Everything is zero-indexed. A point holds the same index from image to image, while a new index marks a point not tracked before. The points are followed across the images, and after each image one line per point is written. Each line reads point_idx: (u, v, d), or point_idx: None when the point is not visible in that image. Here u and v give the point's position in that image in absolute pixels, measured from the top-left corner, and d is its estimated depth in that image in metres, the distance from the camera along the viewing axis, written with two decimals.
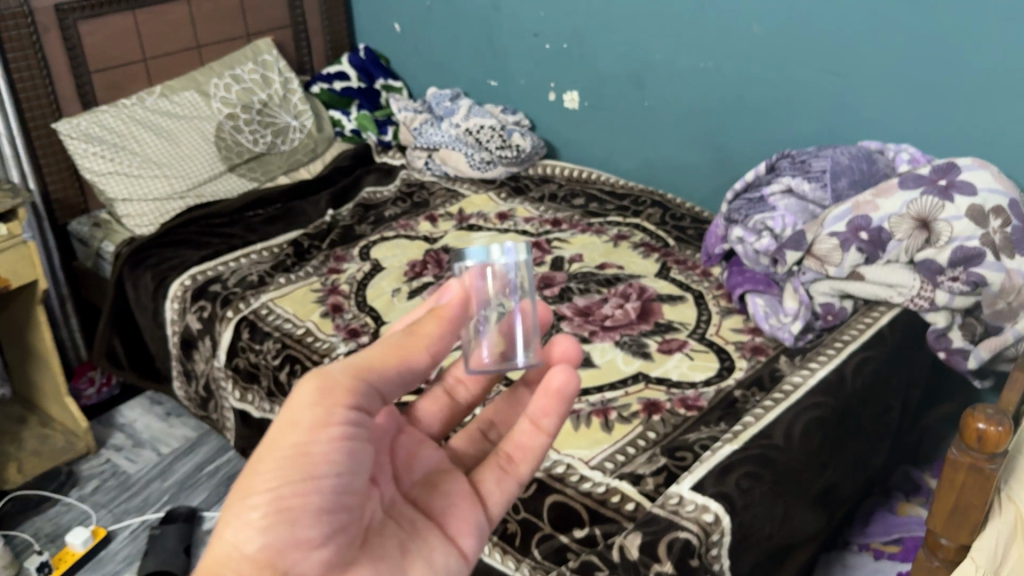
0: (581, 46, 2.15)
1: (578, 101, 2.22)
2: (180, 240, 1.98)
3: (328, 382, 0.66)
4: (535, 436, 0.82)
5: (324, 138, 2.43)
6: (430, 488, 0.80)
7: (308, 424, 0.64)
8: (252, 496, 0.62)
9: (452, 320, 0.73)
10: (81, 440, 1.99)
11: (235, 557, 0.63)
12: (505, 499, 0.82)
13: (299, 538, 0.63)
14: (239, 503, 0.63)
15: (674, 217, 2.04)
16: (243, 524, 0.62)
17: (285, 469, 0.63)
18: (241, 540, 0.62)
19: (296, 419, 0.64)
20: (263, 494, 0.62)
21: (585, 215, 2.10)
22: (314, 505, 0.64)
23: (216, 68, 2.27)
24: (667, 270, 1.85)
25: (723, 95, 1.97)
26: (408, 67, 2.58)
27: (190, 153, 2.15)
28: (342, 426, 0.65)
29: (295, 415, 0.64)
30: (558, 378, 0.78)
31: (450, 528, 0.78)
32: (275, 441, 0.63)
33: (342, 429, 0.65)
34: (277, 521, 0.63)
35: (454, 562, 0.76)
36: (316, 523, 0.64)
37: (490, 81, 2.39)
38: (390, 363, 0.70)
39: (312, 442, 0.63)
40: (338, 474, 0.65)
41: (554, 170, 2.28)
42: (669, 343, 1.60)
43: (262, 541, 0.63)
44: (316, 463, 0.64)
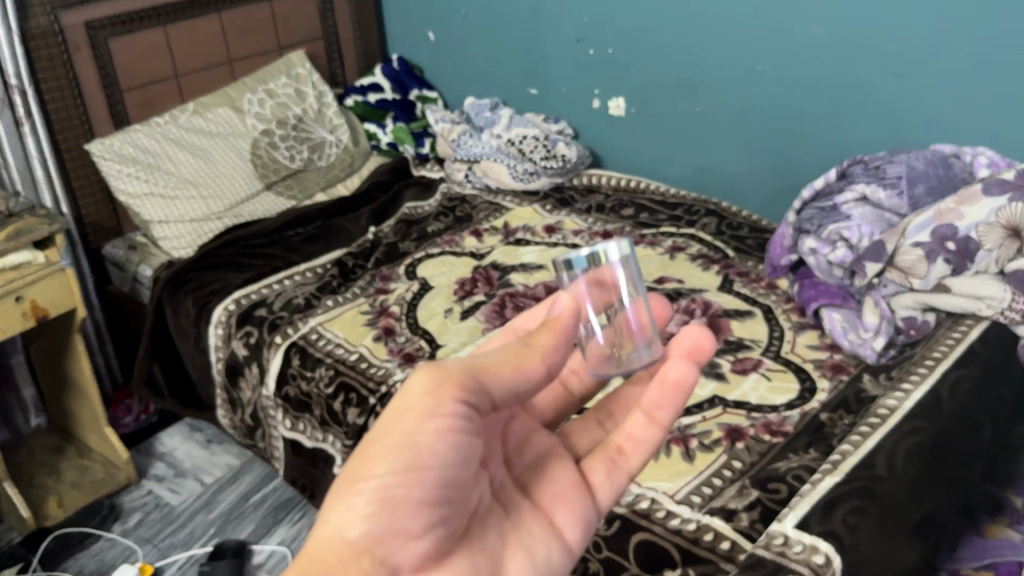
0: (627, 51, 2.07)
1: (624, 108, 2.14)
2: (220, 263, 1.91)
3: (441, 373, 0.65)
4: (648, 428, 0.81)
5: (360, 152, 2.35)
6: (539, 474, 0.79)
7: (417, 414, 0.64)
8: (359, 484, 0.64)
9: (565, 332, 0.71)
10: (122, 472, 1.93)
11: (338, 540, 0.65)
12: (615, 491, 0.80)
13: (399, 527, 0.65)
14: (348, 487, 0.65)
15: (732, 226, 1.96)
16: (348, 508, 0.65)
17: (391, 459, 0.64)
18: (344, 525, 0.64)
19: (405, 409, 0.64)
20: (369, 483, 0.64)
21: (636, 226, 2.01)
22: (417, 498, 0.64)
23: (250, 83, 2.21)
24: (731, 284, 1.76)
25: (781, 98, 1.89)
26: (443, 77, 2.51)
27: (227, 171, 2.09)
28: (447, 419, 0.64)
29: (406, 402, 0.64)
30: (676, 370, 0.79)
31: (557, 517, 0.77)
32: (383, 430, 0.65)
33: (446, 419, 0.65)
34: (379, 510, 0.64)
35: (557, 556, 0.76)
36: (416, 514, 0.65)
37: (530, 90, 2.31)
38: (507, 368, 0.68)
39: (419, 433, 0.64)
40: (441, 469, 0.65)
41: (600, 180, 2.19)
42: (743, 363, 1.52)
43: (365, 527, 0.64)
44: (422, 455, 0.64)
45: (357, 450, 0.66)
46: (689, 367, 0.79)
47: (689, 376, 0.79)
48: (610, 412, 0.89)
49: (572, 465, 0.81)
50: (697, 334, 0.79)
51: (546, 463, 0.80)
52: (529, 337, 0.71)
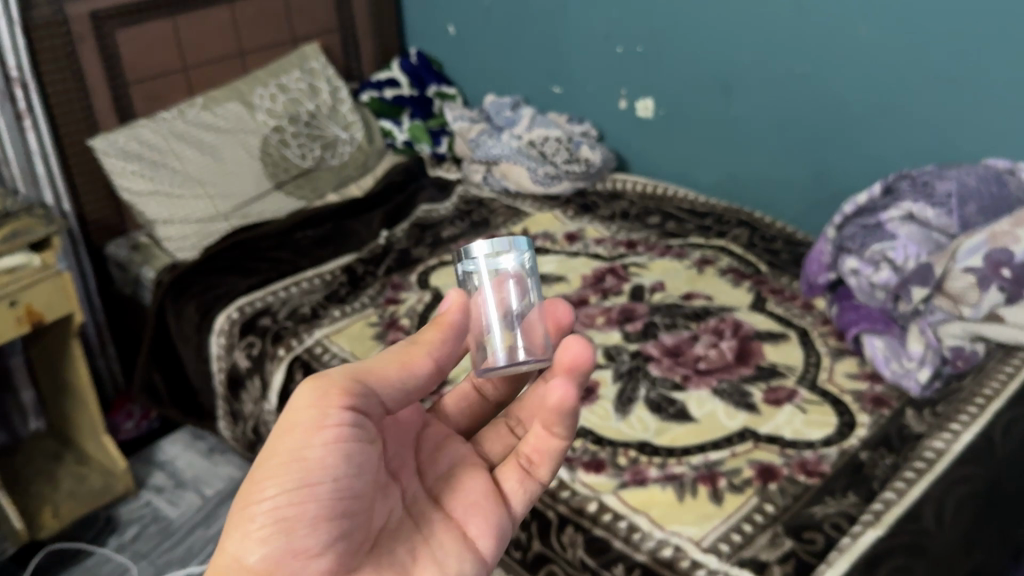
0: (659, 50, 1.96)
1: (652, 110, 2.03)
2: (224, 266, 1.83)
3: (327, 385, 0.72)
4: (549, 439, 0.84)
5: (374, 151, 2.25)
6: (450, 485, 0.84)
7: (304, 428, 0.69)
8: (252, 509, 0.69)
9: (452, 326, 0.79)
10: (120, 482, 1.86)
11: (238, 567, 0.68)
12: (527, 497, 0.85)
13: (296, 548, 0.68)
14: (241, 515, 0.69)
15: (765, 238, 1.85)
16: (244, 534, 0.68)
17: (282, 477, 0.68)
18: (242, 551, 0.68)
19: (294, 425, 0.69)
20: (261, 506, 0.68)
21: (663, 236, 1.90)
22: (310, 514, 0.68)
23: (262, 76, 2.12)
24: (763, 303, 1.66)
25: (821, 104, 1.77)
26: (463, 72, 2.40)
27: (235, 169, 2.01)
28: (334, 430, 0.70)
29: (294, 419, 0.70)
30: (557, 392, 0.76)
31: (470, 529, 0.81)
32: (272, 451, 0.69)
33: (334, 431, 0.70)
34: (276, 531, 0.68)
35: (470, 566, 0.80)
36: (313, 532, 0.69)
37: (554, 88, 2.21)
38: (392, 367, 0.76)
39: (308, 448, 0.69)
40: (334, 481, 0.69)
41: (625, 185, 2.08)
42: (776, 393, 1.42)
43: (262, 551, 0.68)
44: (312, 470, 0.69)
45: (249, 477, 0.70)
46: (571, 386, 0.76)
47: (573, 395, 0.76)
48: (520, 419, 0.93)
49: (484, 476, 0.86)
50: (573, 349, 0.76)
51: (456, 475, 0.85)
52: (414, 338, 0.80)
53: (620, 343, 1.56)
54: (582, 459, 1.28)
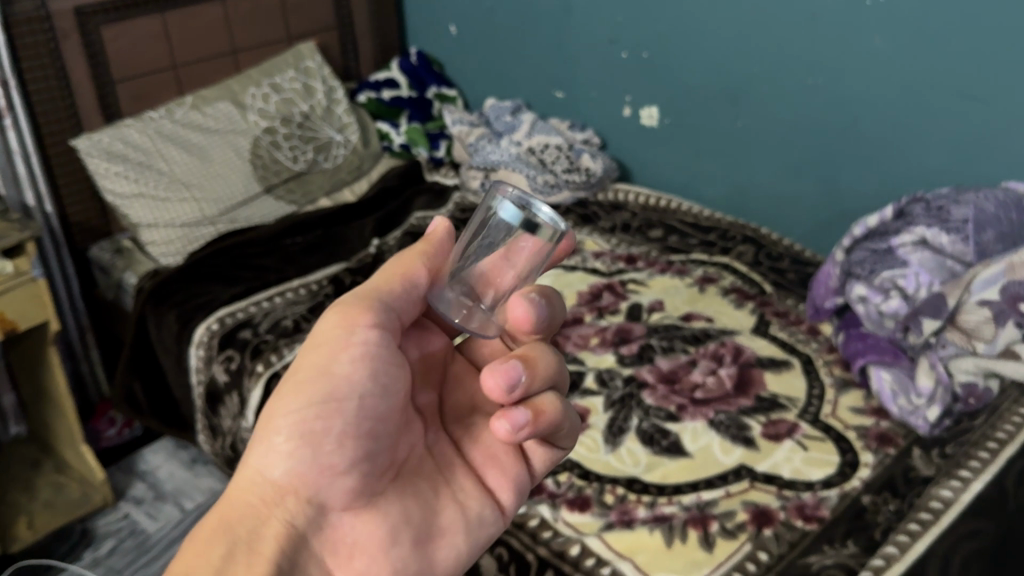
0: (665, 57, 1.88)
1: (657, 118, 1.95)
2: (207, 274, 1.77)
3: (347, 308, 0.75)
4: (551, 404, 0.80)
5: (370, 154, 2.18)
6: (474, 433, 0.84)
7: (331, 347, 0.74)
8: (277, 423, 0.73)
9: (437, 241, 0.79)
10: (98, 493, 1.80)
11: (263, 479, 0.73)
12: (549, 458, 0.85)
13: (321, 463, 0.73)
14: (268, 429, 0.74)
15: (771, 255, 1.77)
16: (269, 448, 0.73)
17: (308, 395, 0.73)
18: (268, 464, 0.73)
19: (321, 344, 0.75)
20: (286, 421, 0.73)
21: (664, 251, 1.82)
22: (335, 429, 0.73)
23: (254, 76, 2.05)
24: (767, 326, 1.58)
25: (833, 118, 1.69)
26: (464, 73, 2.32)
27: (223, 172, 1.94)
28: (360, 347, 0.74)
29: (320, 340, 0.75)
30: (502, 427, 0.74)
31: (490, 477, 0.82)
32: (299, 369, 0.75)
33: (358, 350, 0.74)
34: (300, 446, 0.73)
35: (489, 512, 0.81)
36: (338, 447, 0.73)
37: (556, 92, 2.13)
38: (395, 282, 0.77)
39: (333, 366, 0.74)
40: (359, 400, 0.74)
41: (627, 196, 2.00)
42: (776, 427, 1.35)
43: (288, 465, 0.73)
44: (337, 386, 0.73)
45: (277, 396, 0.75)
46: (511, 422, 0.74)
47: (515, 432, 0.74)
48: None
49: None
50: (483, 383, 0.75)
51: (481, 423, 0.85)
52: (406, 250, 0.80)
53: (613, 367, 1.48)
54: (567, 496, 1.21)
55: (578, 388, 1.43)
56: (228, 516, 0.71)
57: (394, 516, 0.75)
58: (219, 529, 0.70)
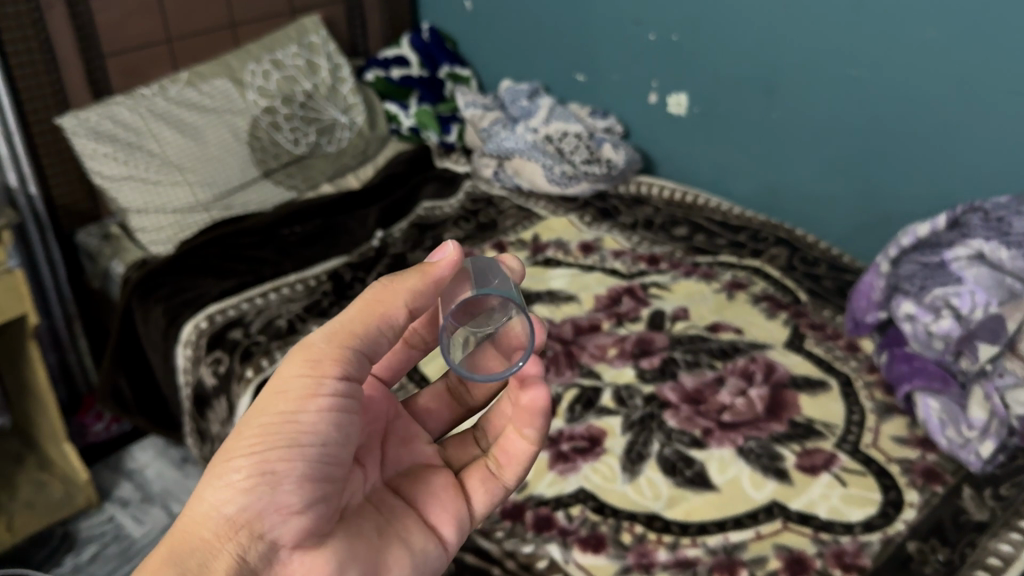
0: (696, 40, 1.73)
1: (686, 106, 1.81)
2: (198, 265, 1.65)
3: (317, 351, 0.67)
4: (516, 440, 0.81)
5: (377, 137, 2.05)
6: (415, 478, 0.81)
7: (298, 393, 0.66)
8: (234, 460, 0.66)
9: (437, 282, 0.70)
10: (81, 493, 1.70)
11: (214, 517, 0.66)
12: (489, 500, 0.82)
13: (276, 505, 0.66)
14: (220, 466, 0.66)
15: (805, 260, 1.64)
16: (224, 484, 0.66)
17: (270, 438, 0.66)
18: (222, 501, 0.66)
19: (288, 387, 0.67)
20: (245, 458, 0.66)
21: (691, 252, 1.70)
22: (296, 473, 0.66)
23: (254, 51, 1.92)
24: (801, 341, 1.45)
25: (877, 112, 1.54)
26: (478, 51, 2.18)
27: (218, 156, 1.81)
28: (329, 398, 0.67)
29: (285, 384, 0.67)
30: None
31: (435, 519, 0.79)
32: (262, 406, 0.67)
33: (327, 398, 0.67)
34: (256, 485, 0.65)
35: (435, 554, 0.77)
36: (297, 490, 0.66)
37: (577, 75, 1.98)
38: (370, 322, 0.69)
39: (299, 411, 0.66)
40: (323, 446, 0.67)
41: (651, 190, 1.87)
42: (811, 457, 1.23)
43: (240, 503, 0.66)
44: (301, 432, 0.66)
45: (233, 430, 0.68)
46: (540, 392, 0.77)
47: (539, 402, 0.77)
48: (487, 430, 0.85)
49: (451, 474, 0.82)
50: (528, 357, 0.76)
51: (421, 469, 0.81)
52: (393, 276, 0.71)
53: (633, 383, 1.36)
54: (579, 534, 1.10)
55: (594, 406, 1.31)
56: (175, 552, 0.65)
57: (343, 559, 0.70)
58: (164, 568, 0.64)
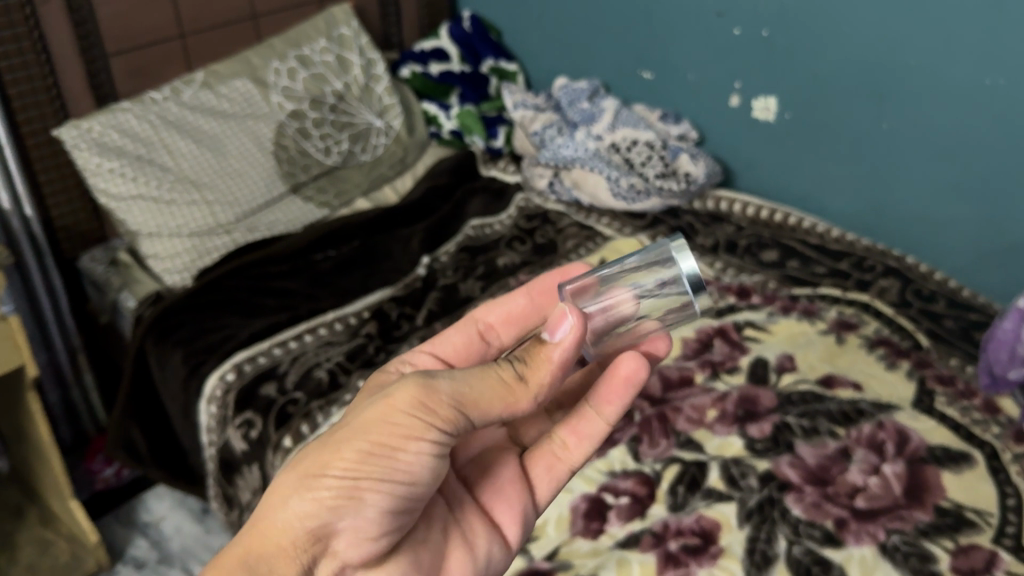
0: (791, 37, 1.50)
1: (775, 112, 1.58)
2: (221, 301, 1.43)
3: (433, 394, 0.63)
4: (592, 422, 0.77)
5: (416, 143, 1.82)
6: (483, 471, 0.78)
7: (402, 430, 0.62)
8: (328, 474, 0.62)
9: (559, 366, 0.66)
10: (90, 555, 1.50)
11: (292, 524, 0.62)
12: (553, 489, 0.78)
13: (354, 530, 0.62)
14: (312, 477, 0.62)
15: (920, 294, 1.43)
16: (309, 497, 0.62)
17: (365, 466, 0.61)
18: (303, 513, 0.62)
19: (396, 420, 0.62)
20: (338, 477, 0.62)
21: (785, 283, 1.48)
22: (379, 505, 0.62)
23: (279, 47, 1.70)
24: (930, 400, 1.24)
25: (1014, 128, 1.31)
26: (526, 42, 1.94)
27: (239, 170, 1.59)
28: (431, 444, 0.62)
29: (394, 416, 0.62)
30: (628, 363, 0.75)
31: (500, 515, 0.76)
32: (366, 431, 0.62)
33: (428, 442, 0.62)
34: (340, 504, 0.62)
35: (498, 554, 0.75)
36: (377, 522, 0.62)
37: (643, 72, 1.75)
38: (497, 403, 0.65)
39: (399, 450, 0.62)
40: (411, 484, 0.63)
41: (732, 206, 1.65)
42: (969, 557, 1.01)
43: (320, 519, 0.62)
44: (398, 469, 0.62)
45: (335, 436, 0.63)
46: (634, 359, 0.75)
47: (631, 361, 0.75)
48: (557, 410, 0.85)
49: (518, 460, 0.79)
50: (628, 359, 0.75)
51: (489, 461, 0.79)
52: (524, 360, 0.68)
53: (743, 457, 1.15)
54: None
55: (700, 488, 1.10)
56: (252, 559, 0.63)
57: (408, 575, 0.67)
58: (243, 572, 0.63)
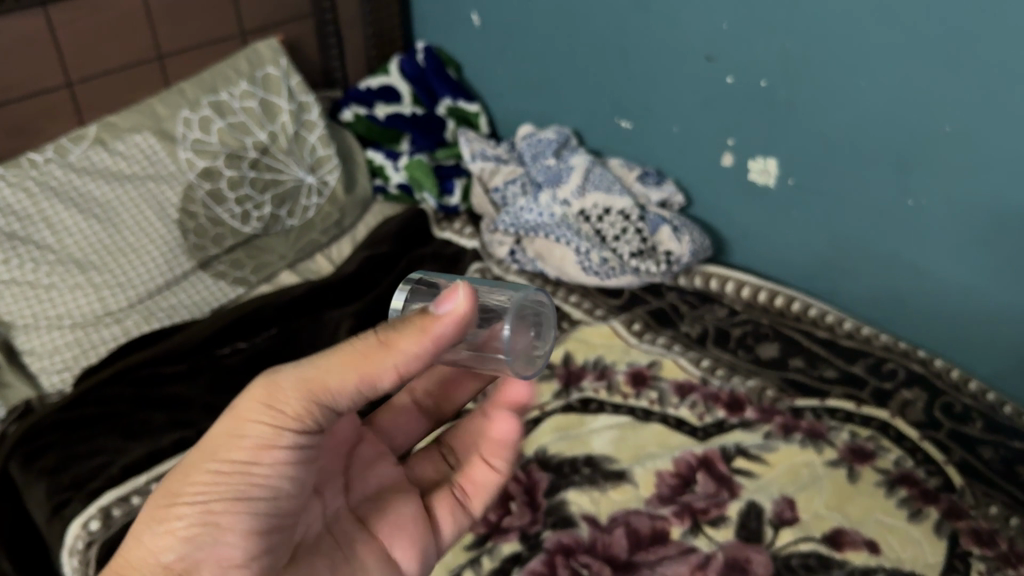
0: (795, 88, 1.24)
1: (775, 175, 1.31)
2: (100, 415, 1.19)
3: (280, 395, 0.59)
4: (488, 472, 0.76)
5: (355, 201, 1.56)
6: (375, 506, 0.72)
7: (252, 442, 0.59)
8: (179, 503, 0.59)
9: (436, 339, 0.57)
10: None
11: (151, 564, 0.59)
12: (457, 531, 0.75)
13: (216, 559, 0.59)
14: (165, 510, 0.60)
15: (951, 411, 1.17)
16: (163, 532, 0.59)
17: (217, 484, 0.59)
18: (159, 548, 0.59)
19: (244, 434, 0.59)
20: (191, 503, 0.59)
21: (787, 391, 1.22)
22: (240, 526, 0.59)
23: (189, 93, 1.44)
24: (965, 568, 0.98)
25: None
26: (488, 79, 1.67)
27: (135, 244, 1.34)
28: (285, 450, 0.60)
29: (241, 429, 0.60)
30: (514, 388, 0.73)
31: (393, 552, 0.70)
32: (215, 452, 0.60)
33: (284, 450, 0.60)
34: (198, 534, 0.59)
35: None
36: (242, 543, 0.59)
37: (620, 120, 1.48)
38: (350, 379, 0.59)
39: (251, 463, 0.59)
40: (273, 498, 0.61)
41: (724, 285, 1.39)
42: None
43: (181, 551, 0.59)
44: (254, 484, 0.60)
45: (187, 461, 0.61)
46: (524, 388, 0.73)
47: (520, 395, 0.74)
48: (455, 444, 0.78)
49: (419, 500, 0.74)
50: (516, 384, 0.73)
51: (384, 496, 0.73)
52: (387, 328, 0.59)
53: None
54: None
55: None
56: None
57: None
58: None
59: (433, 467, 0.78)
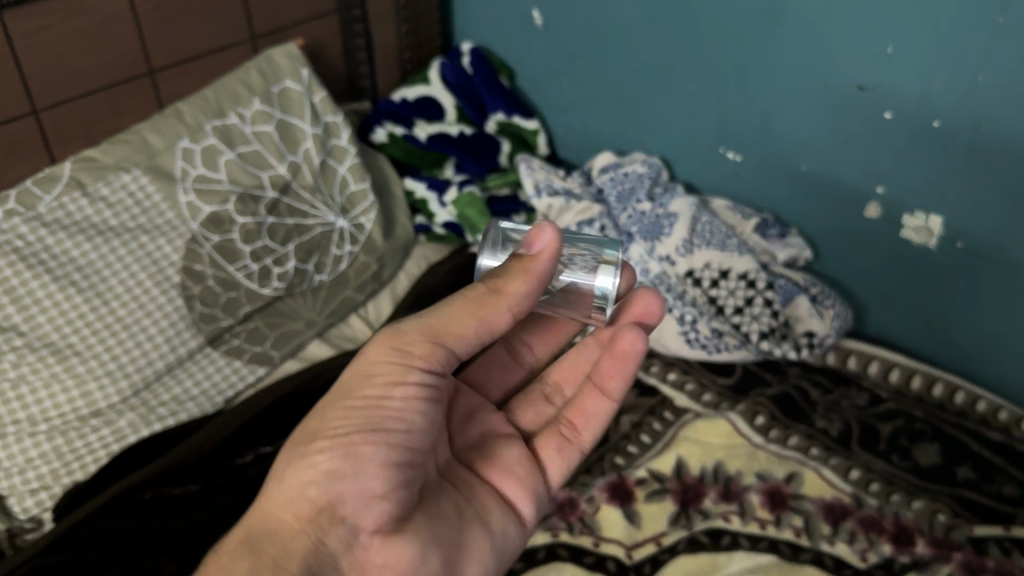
0: (980, 131, 0.96)
1: (939, 235, 1.05)
2: (90, 561, 0.90)
3: (404, 339, 0.62)
4: (600, 401, 0.73)
5: (396, 247, 1.27)
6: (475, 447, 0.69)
7: (382, 376, 0.61)
8: (321, 438, 0.59)
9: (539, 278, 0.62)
10: None
11: (295, 498, 0.58)
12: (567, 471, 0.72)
13: (359, 489, 0.57)
14: (304, 447, 0.60)
15: None
16: (307, 465, 0.59)
17: (353, 419, 0.60)
18: (302, 481, 0.58)
19: (374, 372, 0.61)
20: (329, 438, 0.59)
21: (962, 516, 0.96)
22: (378, 457, 0.58)
23: (189, 117, 1.14)
24: None
25: None
26: (551, 91, 1.38)
27: (127, 320, 1.05)
28: (416, 385, 0.61)
29: (371, 368, 0.61)
30: (626, 337, 0.72)
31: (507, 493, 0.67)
32: (349, 390, 0.61)
33: (413, 386, 0.61)
34: (342, 466, 0.58)
35: (511, 530, 0.66)
36: (381, 472, 0.58)
37: (726, 151, 1.21)
38: (469, 323, 0.62)
39: (384, 398, 0.61)
40: (408, 432, 0.61)
41: (862, 364, 1.14)
42: None
43: (324, 484, 0.58)
44: (387, 416, 0.60)
45: (320, 408, 0.62)
46: (638, 335, 0.71)
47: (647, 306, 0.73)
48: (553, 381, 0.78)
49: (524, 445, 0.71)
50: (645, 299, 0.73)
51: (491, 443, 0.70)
52: (496, 280, 0.63)
53: None
54: None
55: None
56: (253, 537, 0.57)
57: (427, 546, 0.59)
58: (243, 548, 0.56)
59: (532, 412, 0.76)
